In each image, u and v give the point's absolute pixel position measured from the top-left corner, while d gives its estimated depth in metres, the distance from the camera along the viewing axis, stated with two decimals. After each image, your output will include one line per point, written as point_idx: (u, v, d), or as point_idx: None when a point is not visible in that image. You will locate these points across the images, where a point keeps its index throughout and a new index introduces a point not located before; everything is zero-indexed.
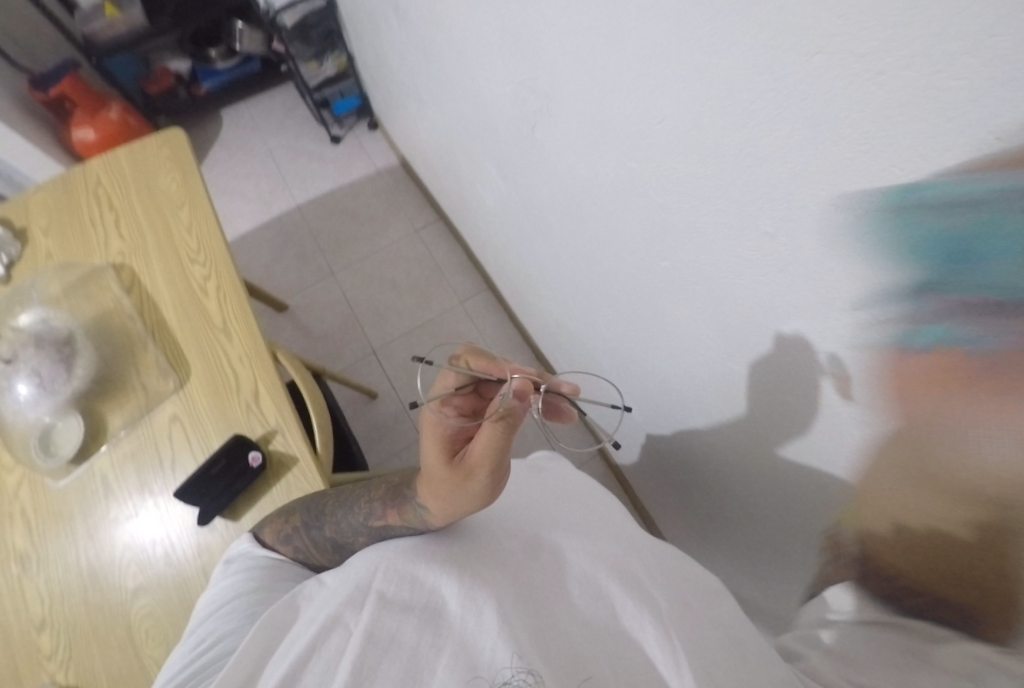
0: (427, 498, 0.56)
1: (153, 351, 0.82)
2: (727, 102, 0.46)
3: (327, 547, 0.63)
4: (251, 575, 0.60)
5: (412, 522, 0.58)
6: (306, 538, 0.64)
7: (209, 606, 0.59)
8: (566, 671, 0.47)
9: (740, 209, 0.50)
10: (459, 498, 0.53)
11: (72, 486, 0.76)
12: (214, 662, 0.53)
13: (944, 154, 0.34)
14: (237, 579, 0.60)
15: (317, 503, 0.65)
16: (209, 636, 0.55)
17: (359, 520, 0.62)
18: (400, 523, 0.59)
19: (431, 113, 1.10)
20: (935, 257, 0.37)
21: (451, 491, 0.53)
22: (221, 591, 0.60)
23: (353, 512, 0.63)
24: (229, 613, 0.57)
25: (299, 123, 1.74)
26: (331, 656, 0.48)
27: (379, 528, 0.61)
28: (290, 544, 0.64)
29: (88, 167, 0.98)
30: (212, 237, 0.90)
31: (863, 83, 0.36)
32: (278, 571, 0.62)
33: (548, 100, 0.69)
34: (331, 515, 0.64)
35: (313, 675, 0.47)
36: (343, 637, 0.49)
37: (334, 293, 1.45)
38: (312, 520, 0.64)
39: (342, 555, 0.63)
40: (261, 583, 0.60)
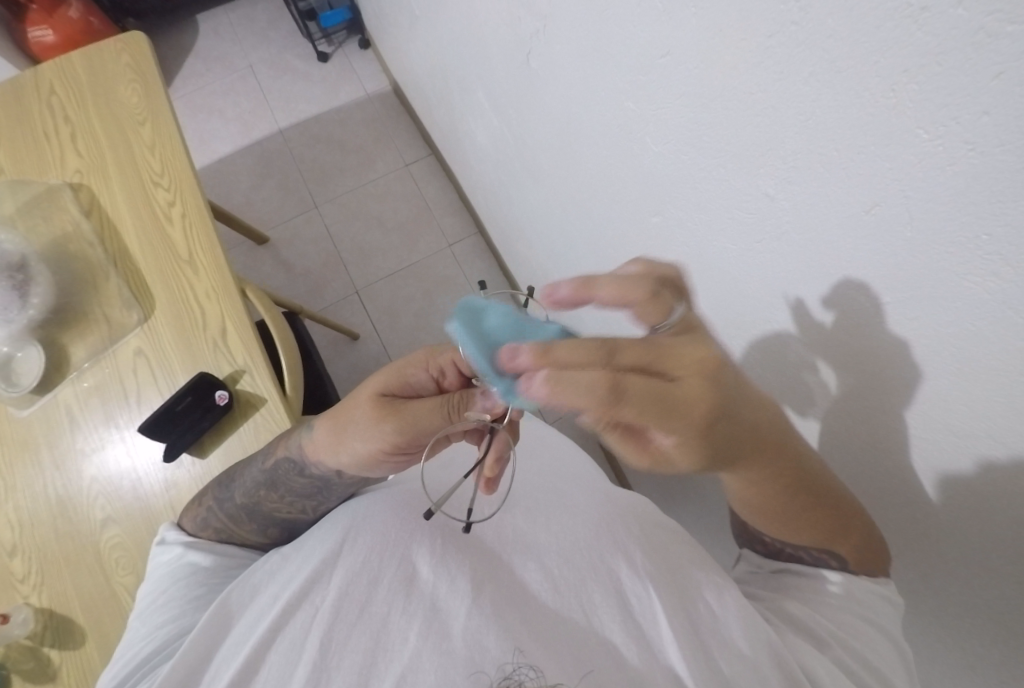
0: (329, 419, 0.58)
1: (115, 281, 0.78)
2: (739, 36, 0.39)
3: (241, 516, 0.61)
4: (190, 557, 0.59)
5: (293, 453, 0.60)
6: (222, 514, 0.61)
7: (148, 596, 0.57)
8: (564, 655, 0.44)
9: (739, 164, 0.45)
10: (354, 433, 0.54)
11: (36, 415, 0.74)
12: (157, 654, 0.52)
13: (975, 119, 0.29)
14: (174, 565, 0.59)
15: (224, 476, 0.63)
16: (151, 628, 0.54)
17: (257, 472, 0.61)
18: (286, 457, 0.60)
19: (423, 33, 1.00)
20: (962, 240, 0.32)
21: (358, 423, 0.54)
22: (160, 577, 0.58)
23: (252, 466, 0.62)
24: (171, 600, 0.55)
25: (285, 35, 1.61)
26: (298, 634, 0.47)
27: (271, 468, 0.61)
28: (209, 528, 0.61)
29: (41, 73, 0.90)
30: (179, 161, 0.84)
31: (902, 22, 0.30)
32: (217, 548, 0.61)
33: (544, 22, 0.62)
34: (238, 482, 0.61)
35: (278, 654, 0.46)
36: (308, 615, 0.47)
37: (318, 227, 1.39)
38: (223, 493, 0.61)
39: (257, 519, 0.62)
40: (202, 566, 0.59)
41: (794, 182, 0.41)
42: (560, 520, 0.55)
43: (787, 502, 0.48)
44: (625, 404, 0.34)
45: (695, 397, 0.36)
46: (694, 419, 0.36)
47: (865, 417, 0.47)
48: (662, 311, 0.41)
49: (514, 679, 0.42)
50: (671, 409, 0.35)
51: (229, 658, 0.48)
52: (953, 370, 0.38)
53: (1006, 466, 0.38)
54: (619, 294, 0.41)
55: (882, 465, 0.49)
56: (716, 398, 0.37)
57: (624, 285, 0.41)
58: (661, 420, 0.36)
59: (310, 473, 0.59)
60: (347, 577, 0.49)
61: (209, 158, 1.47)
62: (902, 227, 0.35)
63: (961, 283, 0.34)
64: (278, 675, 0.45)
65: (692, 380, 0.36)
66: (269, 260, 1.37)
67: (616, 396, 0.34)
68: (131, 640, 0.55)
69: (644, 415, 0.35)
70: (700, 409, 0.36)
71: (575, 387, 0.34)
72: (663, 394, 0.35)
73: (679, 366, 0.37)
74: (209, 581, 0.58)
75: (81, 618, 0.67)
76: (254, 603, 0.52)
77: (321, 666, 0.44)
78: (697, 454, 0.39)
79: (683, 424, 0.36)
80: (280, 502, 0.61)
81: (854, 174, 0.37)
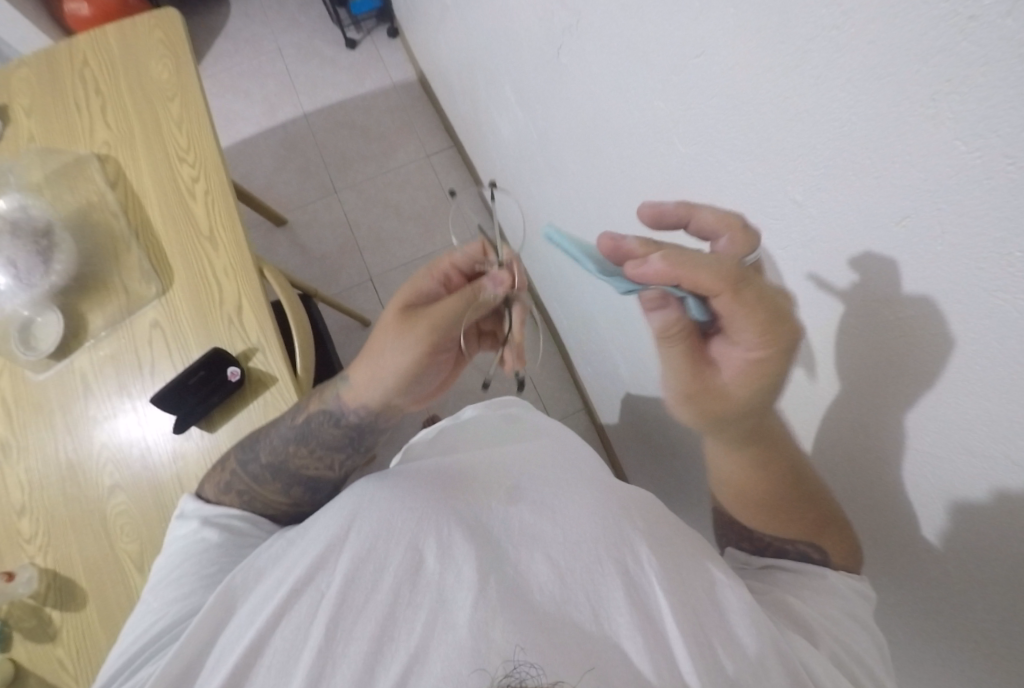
0: (360, 359, 0.64)
1: (136, 253, 0.79)
2: (779, 39, 0.39)
3: (266, 477, 0.63)
4: (204, 533, 0.60)
5: (329, 405, 0.65)
6: (245, 476, 0.63)
7: (162, 568, 0.58)
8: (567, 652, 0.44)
9: (768, 168, 0.45)
10: (388, 351, 0.61)
11: (52, 380, 0.75)
12: (165, 632, 0.52)
13: (1015, 134, 0.29)
14: (189, 540, 0.59)
15: (246, 440, 0.65)
16: (162, 604, 0.55)
17: (287, 429, 0.65)
18: (320, 410, 0.65)
19: (455, 25, 1.01)
20: (990, 257, 0.32)
21: (389, 340, 0.61)
22: (174, 552, 0.59)
23: (280, 425, 0.65)
24: (183, 576, 0.56)
25: (315, 20, 1.62)
26: (303, 619, 0.47)
27: (303, 422, 0.64)
28: (232, 492, 0.63)
29: (76, 44, 0.92)
30: (207, 138, 0.85)
31: (948, 31, 0.30)
32: (229, 525, 0.62)
33: (578, 18, 0.62)
34: (264, 441, 0.64)
35: (283, 638, 0.47)
36: (313, 601, 0.48)
37: (335, 213, 1.40)
38: (246, 454, 0.63)
39: (282, 478, 0.64)
40: (212, 543, 0.59)
41: (823, 190, 0.41)
42: (569, 511, 0.54)
43: (776, 491, 0.55)
44: (741, 290, 0.40)
45: (794, 323, 0.43)
46: (774, 344, 0.44)
47: (881, 429, 0.47)
48: (747, 244, 0.45)
49: (515, 678, 0.43)
50: (772, 319, 0.42)
51: (235, 638, 0.49)
52: (974, 387, 0.37)
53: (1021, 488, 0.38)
54: (718, 222, 0.46)
55: (894, 478, 0.48)
56: (785, 342, 0.44)
57: (722, 215, 0.45)
58: (755, 325, 0.42)
59: (345, 423, 0.65)
60: (354, 564, 0.49)
61: (232, 138, 1.49)
62: (933, 240, 0.35)
63: (990, 300, 0.34)
64: (283, 661, 0.46)
65: (781, 309, 0.42)
66: (285, 242, 1.38)
67: (741, 282, 0.40)
68: (142, 615, 0.55)
69: (756, 306, 0.41)
70: (781, 341, 0.44)
71: (704, 264, 0.39)
72: (769, 300, 0.41)
73: (773, 293, 0.42)
74: (220, 559, 0.58)
75: (83, 582, 0.68)
76: (260, 585, 0.53)
77: (325, 653, 0.45)
78: (755, 380, 0.46)
79: (771, 343, 0.43)
80: (309, 458, 0.65)
81: (886, 183, 0.37)
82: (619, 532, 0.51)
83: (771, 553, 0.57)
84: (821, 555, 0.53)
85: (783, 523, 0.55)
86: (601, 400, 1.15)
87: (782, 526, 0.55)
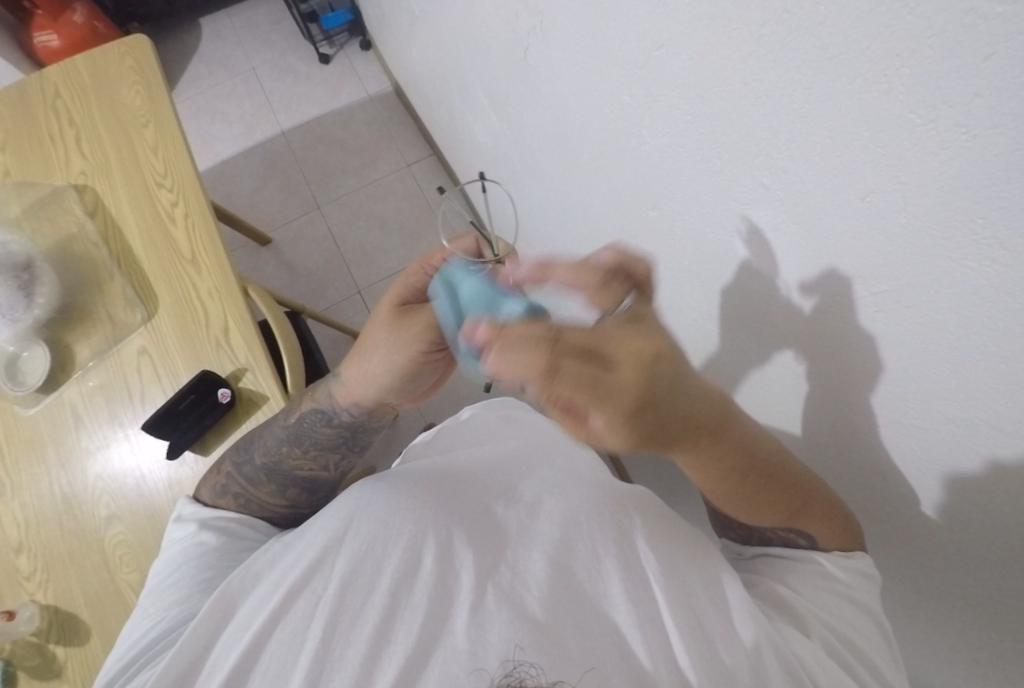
0: (354, 358, 0.62)
1: (119, 281, 0.79)
2: (733, 25, 0.39)
3: (261, 478, 0.64)
4: (203, 537, 0.59)
5: (321, 403, 0.65)
6: (241, 479, 0.64)
7: (160, 574, 0.58)
8: (569, 653, 0.43)
9: (735, 154, 0.45)
10: (384, 349, 0.58)
11: (42, 414, 0.75)
12: (161, 640, 0.52)
13: (968, 102, 0.29)
14: (187, 544, 0.59)
15: (243, 443, 0.66)
16: (160, 610, 0.54)
17: (280, 429, 0.65)
18: (313, 409, 0.65)
19: (424, 34, 1.01)
20: (955, 226, 0.32)
21: (384, 337, 0.58)
22: (171, 557, 0.59)
23: (274, 426, 0.66)
24: (180, 582, 0.56)
25: (287, 38, 1.63)
26: (299, 622, 0.47)
27: (295, 422, 0.65)
28: (228, 494, 0.64)
29: (46, 76, 0.92)
30: (182, 161, 0.85)
31: (894, 6, 0.30)
32: (227, 528, 0.61)
33: (540, 18, 0.62)
34: (258, 443, 0.65)
35: (280, 642, 0.47)
36: (310, 604, 0.48)
37: (320, 228, 1.40)
38: (241, 457, 0.64)
39: (277, 480, 0.65)
40: (210, 548, 0.59)
41: (790, 171, 0.41)
42: (566, 512, 0.53)
43: (740, 485, 0.49)
44: (559, 382, 0.35)
45: (627, 381, 0.35)
46: (629, 402, 0.36)
47: (867, 408, 0.47)
48: (610, 298, 0.42)
49: (514, 677, 0.41)
50: (603, 390, 0.35)
51: (230, 646, 0.48)
52: (951, 359, 0.37)
53: (1007, 456, 0.38)
54: (571, 279, 0.44)
55: (883, 456, 0.48)
56: (647, 387, 0.36)
57: (578, 271, 0.44)
58: (595, 401, 0.35)
59: (338, 422, 0.65)
60: (350, 565, 0.49)
61: (212, 160, 1.49)
62: (898, 214, 0.35)
63: (958, 269, 0.34)
64: (279, 666, 0.45)
65: (627, 366, 0.36)
66: (272, 261, 1.38)
67: (551, 373, 0.35)
68: (139, 622, 0.55)
69: (578, 392, 0.35)
70: (632, 395, 0.36)
71: (516, 360, 0.36)
72: (596, 375, 0.35)
73: (618, 351, 0.36)
74: (217, 563, 0.58)
75: (85, 615, 0.68)
76: (256, 590, 0.52)
77: (323, 656, 0.45)
78: (631, 437, 0.37)
79: (616, 409, 0.35)
80: (303, 458, 0.66)
81: (850, 162, 0.36)
82: (615, 532, 0.51)
83: (757, 540, 0.55)
84: (809, 541, 0.51)
85: (757, 514, 0.52)
86: None
87: (758, 515, 0.52)
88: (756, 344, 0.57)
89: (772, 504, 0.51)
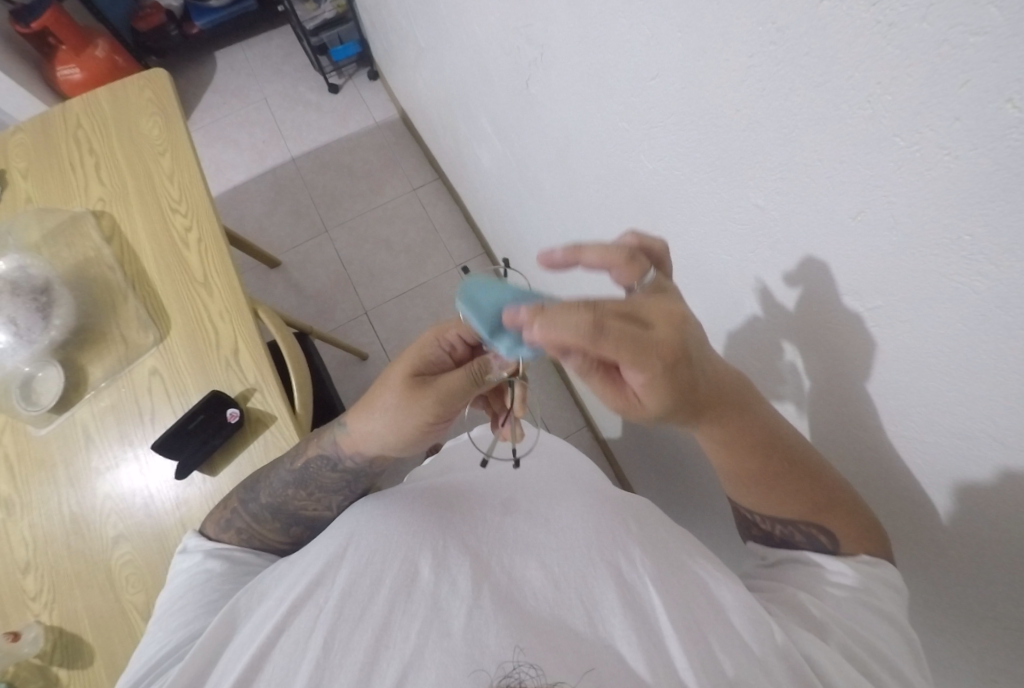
0: (361, 409, 0.60)
1: (133, 303, 0.81)
2: (724, 56, 0.41)
3: (265, 515, 0.63)
4: (208, 564, 0.60)
5: (327, 449, 0.63)
6: (245, 514, 0.63)
7: (166, 602, 0.58)
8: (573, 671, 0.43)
9: (728, 175, 0.47)
10: (389, 414, 0.56)
11: (53, 434, 0.76)
12: (170, 653, 0.53)
13: (948, 125, 0.30)
14: (193, 572, 0.60)
15: (250, 478, 0.64)
16: (166, 632, 0.55)
17: (287, 472, 0.63)
18: (318, 455, 0.63)
19: (429, 64, 1.04)
20: (940, 246, 0.34)
21: (393, 403, 0.56)
22: (178, 584, 0.59)
23: (280, 467, 0.64)
24: (187, 604, 0.56)
25: (298, 70, 1.68)
26: (302, 634, 0.47)
27: (300, 466, 0.63)
28: (232, 530, 0.63)
29: (68, 107, 0.96)
30: (196, 188, 0.88)
31: (876, 38, 0.31)
32: (233, 555, 0.62)
33: (542, 50, 0.64)
34: (264, 482, 0.64)
35: (282, 653, 0.46)
36: (312, 615, 0.48)
37: (328, 251, 1.42)
38: (247, 494, 0.63)
39: (281, 517, 0.64)
40: (217, 573, 0.59)
41: (782, 193, 0.43)
42: (561, 523, 0.54)
43: (764, 468, 0.51)
44: (606, 340, 0.38)
45: (665, 337, 0.40)
46: (665, 356, 0.40)
47: (869, 423, 0.48)
48: (637, 271, 0.46)
49: (514, 678, 0.42)
50: (647, 349, 0.39)
51: (235, 658, 0.48)
52: (950, 372, 0.38)
53: (1008, 465, 0.38)
54: (604, 257, 0.46)
55: (886, 468, 0.49)
56: (682, 342, 0.41)
57: (608, 249, 0.46)
58: (635, 357, 0.39)
59: (343, 468, 0.62)
60: (350, 577, 0.49)
61: (225, 186, 1.53)
62: (888, 230, 0.36)
63: (949, 282, 0.35)
64: (282, 674, 0.45)
65: (663, 325, 0.41)
66: (281, 283, 1.40)
67: (597, 332, 0.38)
68: (146, 645, 0.55)
69: (621, 351, 0.39)
70: (668, 350, 0.41)
71: (567, 324, 0.37)
72: (635, 330, 0.39)
73: (651, 315, 0.41)
74: (223, 586, 0.59)
75: (90, 636, 0.68)
76: (261, 606, 0.52)
77: (323, 665, 0.45)
78: (668, 391, 0.42)
79: (656, 361, 0.40)
80: (308, 499, 0.63)
81: (837, 182, 0.38)
82: (617, 539, 0.51)
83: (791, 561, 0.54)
84: (831, 540, 0.50)
85: (779, 504, 0.52)
86: (602, 416, 1.16)
87: (779, 508, 0.52)
88: (756, 358, 0.58)
89: (795, 494, 0.51)
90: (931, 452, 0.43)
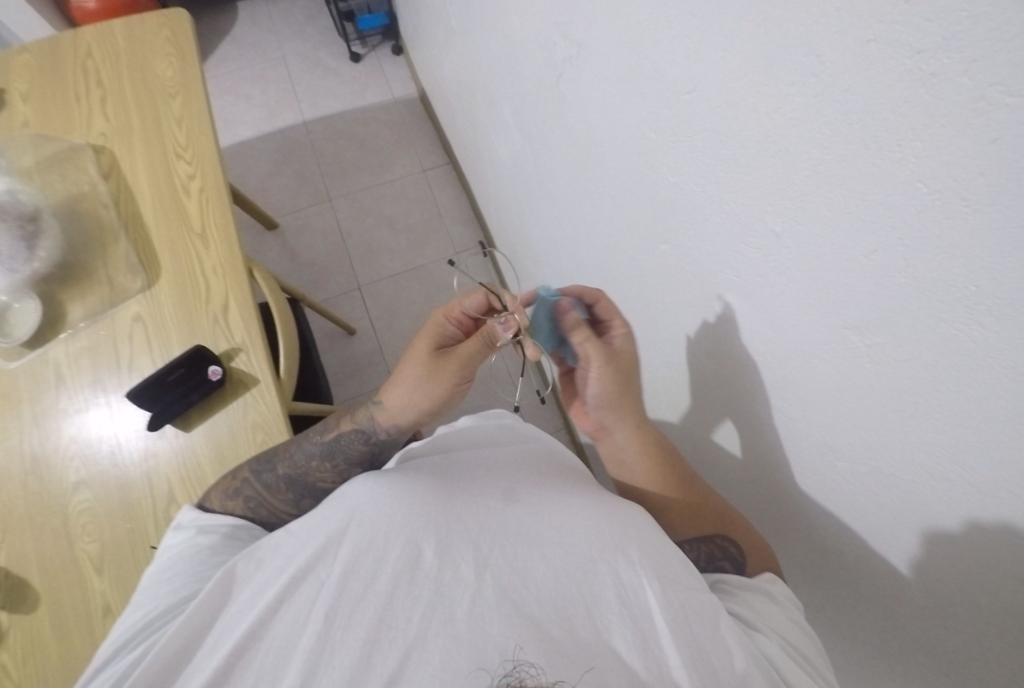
0: (391, 385, 0.64)
1: (124, 246, 0.79)
2: (765, 80, 0.42)
3: (278, 485, 0.62)
4: (198, 539, 0.58)
5: (361, 424, 0.65)
6: (258, 485, 0.62)
7: (153, 573, 0.56)
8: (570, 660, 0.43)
9: (750, 199, 0.47)
10: (422, 382, 0.62)
11: (24, 369, 0.73)
12: (161, 618, 0.52)
13: (973, 177, 0.31)
14: (181, 544, 0.57)
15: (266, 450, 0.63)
16: (155, 598, 0.53)
17: (313, 446, 0.64)
18: (352, 429, 0.65)
19: (457, 46, 1.03)
20: (950, 296, 0.35)
21: (422, 372, 0.62)
22: (167, 555, 0.57)
23: (304, 440, 0.64)
24: (176, 573, 0.55)
25: (319, 33, 1.65)
26: (304, 606, 0.47)
27: (330, 440, 0.64)
28: (239, 499, 0.61)
29: (79, 35, 0.92)
30: (204, 136, 0.85)
31: (914, 84, 0.32)
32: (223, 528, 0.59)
33: (578, 48, 0.64)
34: (284, 454, 0.63)
35: (283, 624, 0.46)
36: (314, 589, 0.47)
37: (327, 220, 1.40)
38: (261, 465, 0.62)
39: (294, 489, 0.63)
40: (207, 546, 0.57)
41: (800, 222, 0.43)
42: (563, 510, 0.53)
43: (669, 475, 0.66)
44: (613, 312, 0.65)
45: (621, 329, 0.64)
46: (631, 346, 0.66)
47: (851, 456, 0.49)
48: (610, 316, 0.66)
49: (514, 676, 0.42)
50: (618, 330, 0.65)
51: (230, 627, 0.48)
52: (940, 417, 0.39)
53: (980, 512, 0.40)
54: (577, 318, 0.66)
55: (861, 502, 0.50)
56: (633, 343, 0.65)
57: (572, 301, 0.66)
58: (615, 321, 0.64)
59: (375, 440, 0.65)
60: (352, 557, 0.48)
61: (228, 141, 1.49)
62: (899, 273, 0.37)
63: (952, 332, 0.36)
64: (283, 642, 0.45)
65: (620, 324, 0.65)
66: (274, 246, 1.38)
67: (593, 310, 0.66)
68: (135, 608, 0.54)
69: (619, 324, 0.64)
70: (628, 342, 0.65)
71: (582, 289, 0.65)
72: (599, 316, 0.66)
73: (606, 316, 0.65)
74: (214, 558, 0.57)
75: (36, 580, 0.66)
76: (258, 573, 0.51)
77: (324, 639, 0.45)
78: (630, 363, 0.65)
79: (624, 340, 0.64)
80: (329, 473, 0.64)
81: (855, 218, 0.39)
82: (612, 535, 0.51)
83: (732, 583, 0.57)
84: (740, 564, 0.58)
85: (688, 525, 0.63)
86: None
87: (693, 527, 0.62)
88: (742, 383, 0.59)
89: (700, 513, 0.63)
90: (908, 493, 0.45)
